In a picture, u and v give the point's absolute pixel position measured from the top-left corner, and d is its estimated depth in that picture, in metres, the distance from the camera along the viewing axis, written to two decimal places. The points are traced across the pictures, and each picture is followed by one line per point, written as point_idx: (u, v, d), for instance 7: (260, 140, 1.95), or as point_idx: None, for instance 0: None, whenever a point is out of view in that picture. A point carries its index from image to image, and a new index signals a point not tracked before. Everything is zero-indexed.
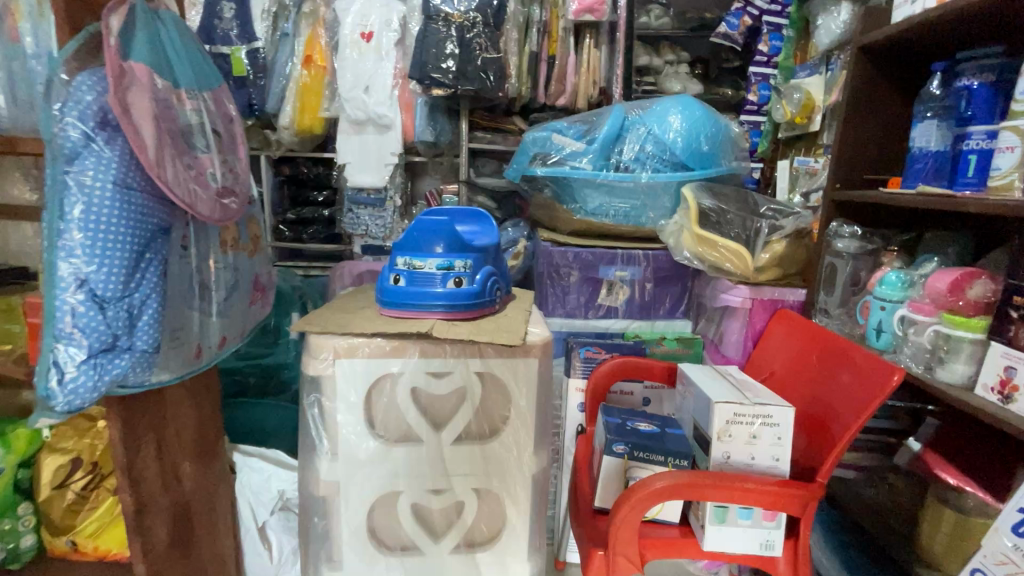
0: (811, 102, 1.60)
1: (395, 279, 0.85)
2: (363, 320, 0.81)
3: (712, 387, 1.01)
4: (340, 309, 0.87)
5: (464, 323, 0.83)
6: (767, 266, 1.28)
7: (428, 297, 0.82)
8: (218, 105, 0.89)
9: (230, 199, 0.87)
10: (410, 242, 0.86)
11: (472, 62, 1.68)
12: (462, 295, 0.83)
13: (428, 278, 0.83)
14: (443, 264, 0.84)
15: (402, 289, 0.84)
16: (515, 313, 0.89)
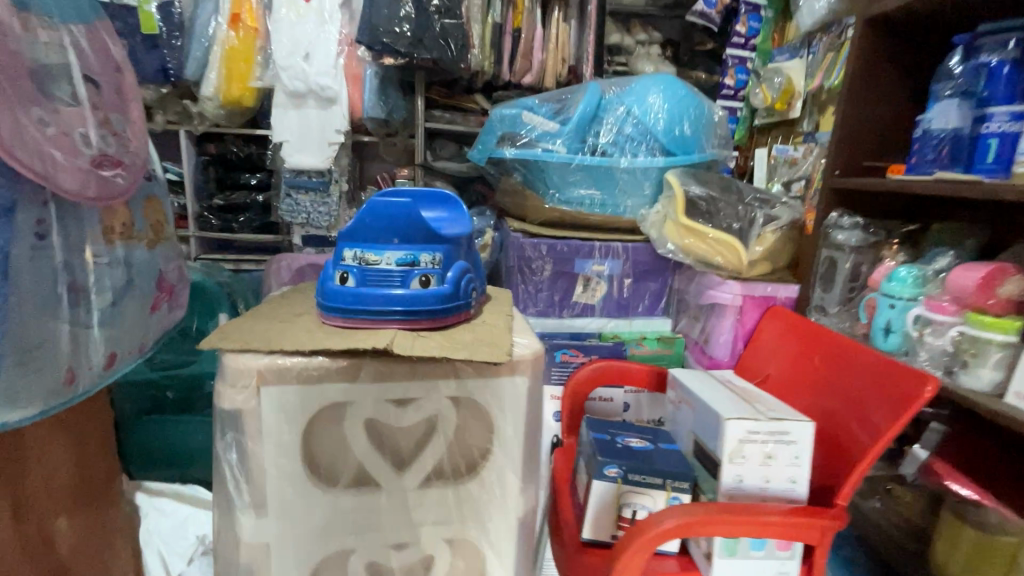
0: (791, 87, 1.52)
1: (341, 277, 0.66)
2: (299, 332, 0.62)
3: (716, 398, 0.89)
4: (270, 316, 0.68)
5: (433, 334, 0.66)
6: (757, 261, 1.18)
7: (386, 302, 0.65)
8: (97, 48, 0.67)
9: (115, 172, 0.66)
10: (360, 231, 0.68)
11: (431, 28, 1.48)
12: (429, 300, 0.65)
13: (384, 277, 0.65)
14: (403, 259, 0.66)
15: (350, 291, 0.65)
16: (494, 318, 0.73)
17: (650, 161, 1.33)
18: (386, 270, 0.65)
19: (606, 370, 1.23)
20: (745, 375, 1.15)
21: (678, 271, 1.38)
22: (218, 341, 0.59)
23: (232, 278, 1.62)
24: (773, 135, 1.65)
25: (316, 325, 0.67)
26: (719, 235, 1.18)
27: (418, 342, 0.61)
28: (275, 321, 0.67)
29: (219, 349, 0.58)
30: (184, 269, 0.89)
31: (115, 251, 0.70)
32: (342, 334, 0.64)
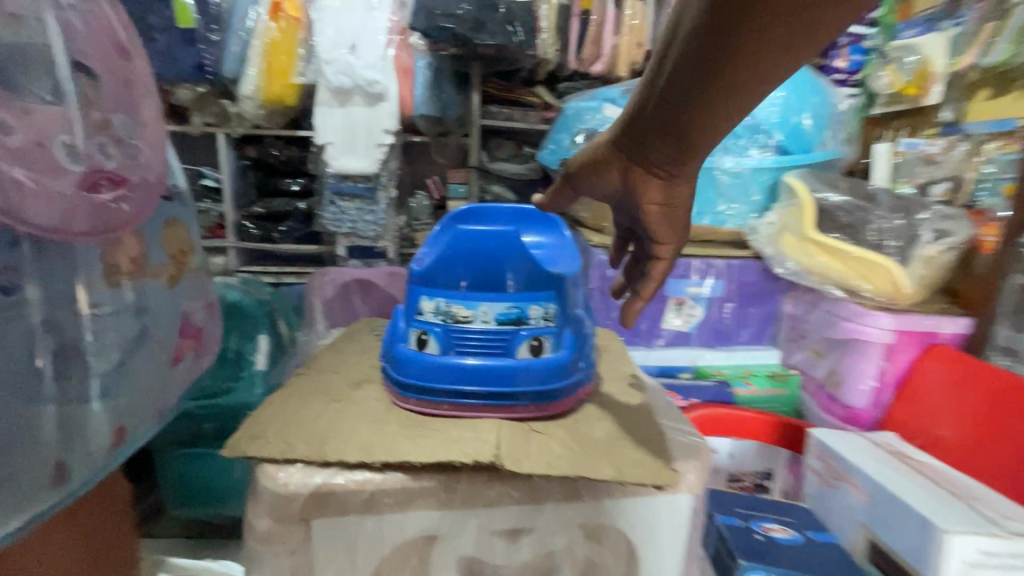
0: (927, 67, 1.20)
1: (416, 339, 0.48)
2: (366, 425, 0.44)
3: (907, 487, 0.69)
4: (321, 391, 0.50)
5: (549, 424, 0.46)
6: (917, 289, 0.95)
7: (484, 377, 0.46)
8: (96, 25, 0.50)
9: (117, 195, 0.50)
10: (442, 273, 0.52)
11: (495, 10, 1.28)
12: (544, 374, 0.46)
13: (479, 341, 0.47)
14: (505, 314, 0.48)
15: (430, 360, 0.46)
16: (623, 394, 0.53)
17: (761, 162, 1.10)
18: (482, 331, 0.47)
19: (712, 417, 1.02)
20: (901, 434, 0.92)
21: (794, 296, 1.14)
22: (253, 441, 0.41)
23: (273, 294, 1.47)
24: (896, 126, 1.33)
25: (385, 408, 0.48)
26: (866, 254, 0.94)
27: (535, 442, 0.42)
28: (330, 400, 0.48)
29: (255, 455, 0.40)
30: (214, 305, 0.72)
31: (125, 297, 0.53)
32: (422, 425, 0.45)
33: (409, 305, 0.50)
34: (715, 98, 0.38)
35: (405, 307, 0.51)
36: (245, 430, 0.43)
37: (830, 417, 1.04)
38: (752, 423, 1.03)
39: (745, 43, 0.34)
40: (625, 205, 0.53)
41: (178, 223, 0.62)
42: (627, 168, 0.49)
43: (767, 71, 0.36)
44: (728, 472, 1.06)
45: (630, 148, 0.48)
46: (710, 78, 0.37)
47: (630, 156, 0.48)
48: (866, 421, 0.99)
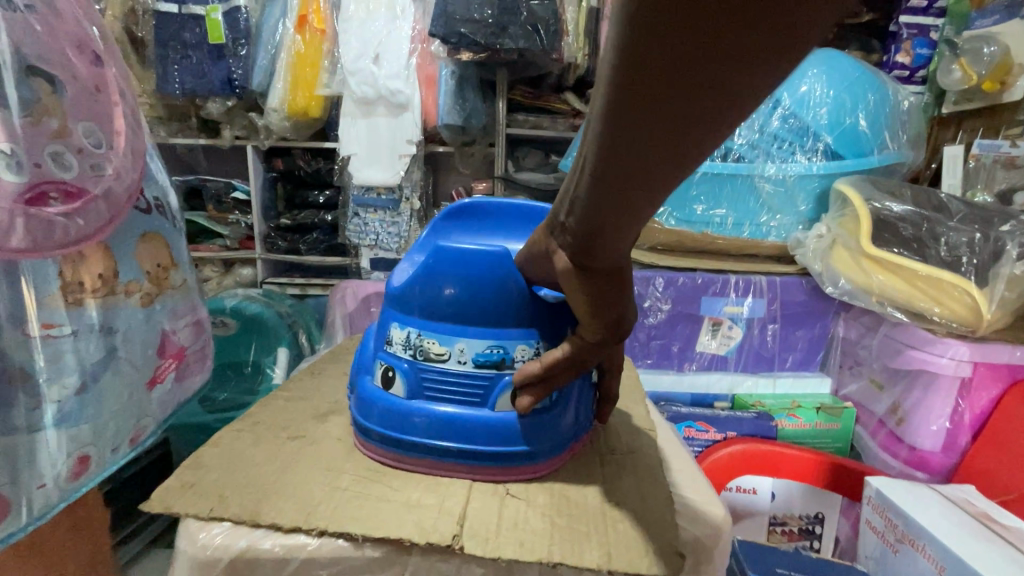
0: (1009, 60, 1.04)
1: (384, 377, 0.46)
2: (313, 476, 0.44)
3: (970, 545, 0.60)
4: (279, 427, 0.51)
5: (527, 493, 0.45)
6: (997, 312, 0.81)
7: (457, 427, 0.44)
8: (61, 28, 0.48)
9: (70, 209, 0.46)
10: (416, 302, 0.46)
11: (517, 13, 1.23)
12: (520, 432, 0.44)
13: (452, 386, 0.45)
14: (484, 355, 0.44)
15: (398, 405, 0.45)
16: (625, 447, 0.52)
17: (809, 168, 0.98)
18: (457, 374, 0.44)
19: (751, 452, 0.92)
20: (982, 486, 0.83)
21: (846, 317, 1.02)
22: (185, 489, 0.42)
23: (293, 308, 1.41)
24: (970, 125, 1.19)
25: (340, 456, 0.48)
26: (934, 274, 0.82)
27: (507, 515, 0.41)
28: (287, 436, 0.49)
29: (187, 505, 0.40)
30: (205, 322, 0.69)
31: (90, 318, 0.50)
32: (375, 483, 0.44)
33: (380, 334, 0.48)
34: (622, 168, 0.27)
35: (377, 335, 0.49)
36: (177, 476, 0.43)
37: (892, 459, 0.92)
38: (798, 461, 0.92)
39: (658, 104, 0.23)
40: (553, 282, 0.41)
41: (158, 237, 0.59)
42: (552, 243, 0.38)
43: (689, 144, 0.25)
44: (770, 515, 0.94)
45: (556, 218, 0.37)
46: (617, 147, 0.26)
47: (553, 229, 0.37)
48: (938, 466, 0.89)
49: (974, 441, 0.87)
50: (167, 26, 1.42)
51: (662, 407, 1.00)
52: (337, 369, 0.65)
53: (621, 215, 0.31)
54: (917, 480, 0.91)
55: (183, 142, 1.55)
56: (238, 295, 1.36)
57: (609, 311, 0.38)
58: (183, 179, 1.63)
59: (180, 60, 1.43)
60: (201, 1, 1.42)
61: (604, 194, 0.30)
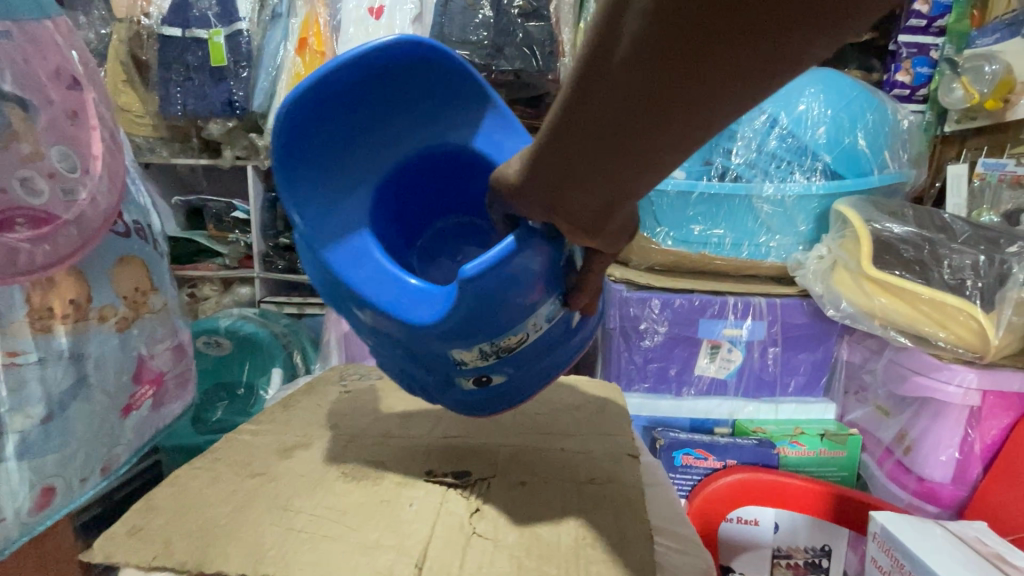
0: (1010, 78, 1.03)
1: (477, 381, 0.45)
2: (268, 518, 0.44)
3: None
4: (243, 463, 0.51)
5: (499, 532, 0.42)
6: (1006, 338, 0.78)
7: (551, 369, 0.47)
8: (40, 51, 0.48)
9: (35, 233, 0.45)
10: (471, 316, 0.40)
11: (513, 35, 1.24)
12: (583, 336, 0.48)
13: (536, 348, 0.44)
14: (552, 308, 0.43)
15: (502, 389, 0.46)
16: (604, 475, 0.49)
17: (808, 188, 0.96)
18: (541, 337, 0.44)
19: (751, 483, 0.88)
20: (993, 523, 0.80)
21: (850, 340, 0.99)
22: (130, 535, 0.41)
23: (289, 327, 1.38)
24: (974, 144, 1.16)
25: (302, 494, 0.47)
26: (939, 296, 0.79)
27: (471, 559, 0.40)
28: (249, 474, 0.50)
29: (131, 552, 0.40)
30: (187, 346, 0.67)
31: (59, 345, 0.48)
32: (332, 522, 0.43)
33: (438, 357, 0.44)
34: (672, 115, 0.25)
35: (430, 355, 0.45)
36: (125, 522, 0.43)
37: (901, 491, 0.89)
38: (802, 492, 0.87)
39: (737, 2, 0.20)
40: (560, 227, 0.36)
41: (136, 260, 0.58)
42: (544, 206, 0.33)
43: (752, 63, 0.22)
44: (774, 547, 0.91)
45: (546, 179, 0.31)
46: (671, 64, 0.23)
47: (544, 193, 0.32)
48: (948, 498, 0.86)
49: (986, 474, 0.84)
50: (172, 49, 1.44)
51: (660, 433, 0.98)
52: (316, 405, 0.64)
53: (652, 165, 0.28)
54: (925, 513, 0.88)
55: (185, 162, 1.56)
56: (234, 314, 1.34)
57: (626, 246, 0.36)
58: (184, 199, 1.65)
59: (183, 82, 1.45)
60: (204, 25, 1.44)
61: (640, 133, 0.26)
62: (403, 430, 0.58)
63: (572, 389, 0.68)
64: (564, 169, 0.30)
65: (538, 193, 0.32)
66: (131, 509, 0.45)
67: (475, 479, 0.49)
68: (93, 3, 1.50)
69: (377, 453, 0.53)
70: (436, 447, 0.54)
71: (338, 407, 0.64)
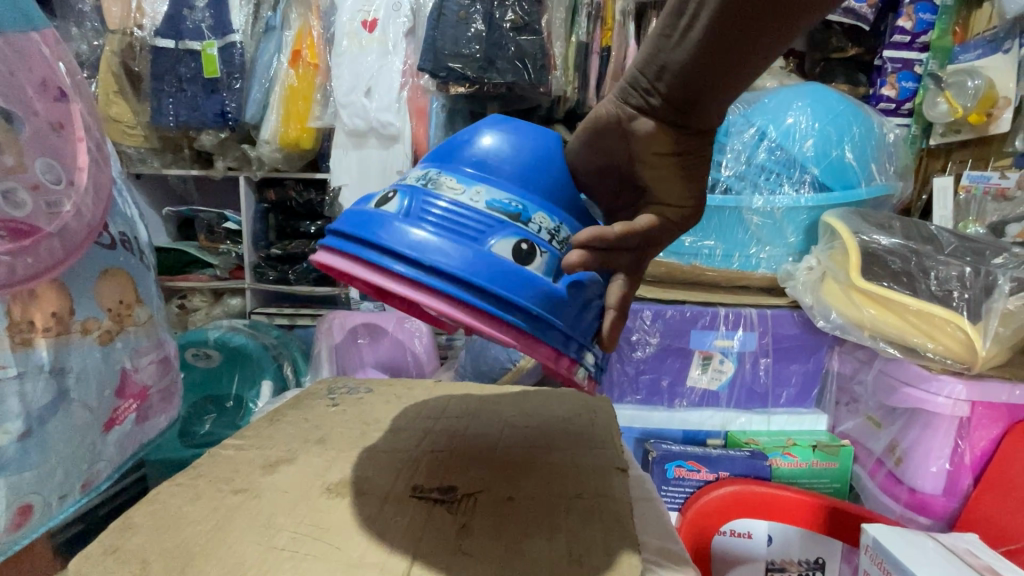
0: (993, 92, 1.04)
1: (383, 199, 0.42)
2: (249, 535, 0.43)
3: None
4: (225, 479, 0.50)
5: (483, 549, 0.42)
6: (993, 348, 0.79)
7: (463, 259, 0.37)
8: (26, 64, 0.48)
9: (14, 245, 0.45)
10: (451, 148, 0.45)
11: (504, 48, 1.25)
12: (502, 268, 0.38)
13: (453, 216, 0.40)
14: (502, 204, 0.41)
15: (382, 213, 0.40)
16: (592, 490, 0.49)
17: (797, 200, 0.96)
18: (465, 209, 0.40)
19: (743, 494, 0.87)
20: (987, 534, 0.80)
21: (840, 352, 1.00)
22: (106, 555, 0.40)
23: (279, 339, 1.36)
24: (958, 157, 1.18)
25: (285, 511, 0.46)
26: (926, 307, 0.80)
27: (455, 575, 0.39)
28: (231, 490, 0.49)
29: (105, 572, 0.39)
30: (172, 358, 0.66)
31: (39, 358, 0.48)
32: (315, 540, 0.42)
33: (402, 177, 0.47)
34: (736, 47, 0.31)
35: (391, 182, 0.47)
36: (100, 542, 0.42)
37: (893, 502, 0.89)
38: (793, 503, 0.86)
39: None
40: (621, 160, 0.43)
41: (121, 273, 0.57)
42: (628, 113, 0.39)
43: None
44: (767, 560, 0.90)
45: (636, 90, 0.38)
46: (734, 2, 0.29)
47: (634, 102, 0.39)
48: (941, 510, 0.85)
49: (977, 484, 0.84)
50: (164, 61, 1.44)
51: (652, 445, 0.97)
52: (302, 421, 0.63)
53: (722, 80, 0.34)
54: (918, 525, 0.87)
55: (176, 173, 1.58)
56: (223, 325, 1.32)
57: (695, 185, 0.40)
58: (176, 210, 1.63)
59: (175, 93, 1.45)
60: (197, 37, 1.44)
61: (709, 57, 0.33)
62: (391, 443, 0.57)
63: (559, 401, 0.68)
64: (649, 81, 0.37)
65: (627, 105, 0.39)
66: (107, 529, 0.43)
67: (460, 495, 0.48)
68: (85, 15, 1.50)
69: (363, 467, 0.53)
70: (422, 462, 0.54)
71: (326, 421, 0.63)
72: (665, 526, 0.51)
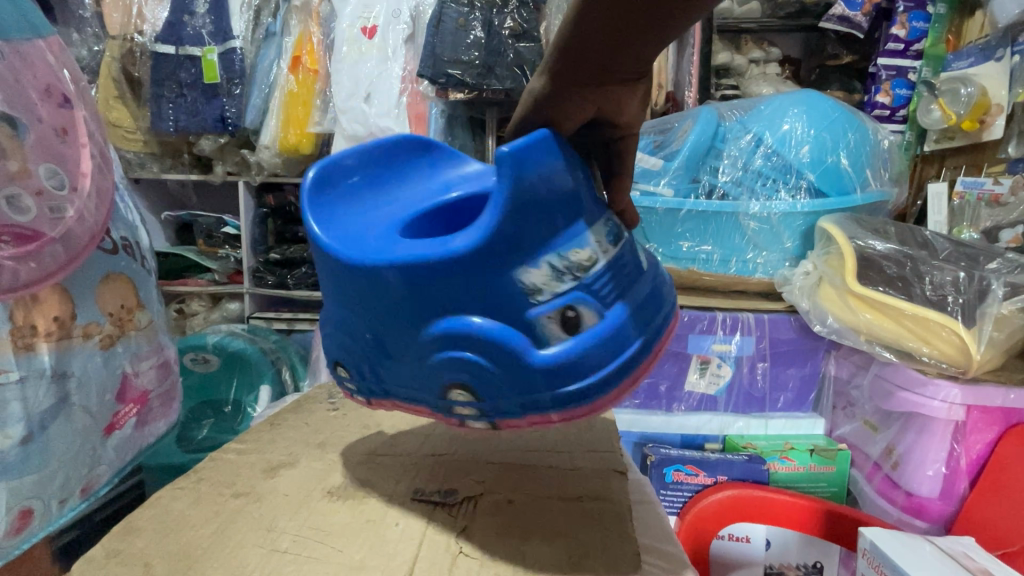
0: (987, 99, 1.06)
1: (563, 326, 0.35)
2: (251, 539, 0.43)
3: None
4: (226, 483, 0.50)
5: (484, 551, 0.42)
6: (987, 353, 0.79)
7: (655, 291, 0.38)
8: (29, 69, 0.48)
9: (12, 250, 0.45)
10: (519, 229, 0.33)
11: (504, 55, 1.27)
12: (663, 284, 0.39)
13: (620, 279, 0.36)
14: (614, 235, 0.37)
15: (592, 340, 0.34)
16: (592, 492, 0.49)
17: (793, 206, 0.97)
18: (615, 262, 0.36)
19: (742, 499, 0.87)
20: None
21: (837, 355, 1.01)
22: (109, 559, 0.40)
23: (275, 343, 1.36)
24: (952, 163, 1.19)
25: (286, 514, 0.46)
26: (922, 312, 0.81)
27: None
28: (232, 494, 0.49)
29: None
30: (173, 362, 0.66)
31: (41, 362, 0.48)
32: (315, 543, 0.43)
33: (506, 297, 0.34)
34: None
35: (491, 309, 0.35)
36: (102, 546, 0.42)
37: (890, 506, 0.90)
38: (792, 508, 0.87)
39: None
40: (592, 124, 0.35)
41: (122, 278, 0.57)
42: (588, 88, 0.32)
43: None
44: (766, 563, 0.91)
45: (586, 65, 0.30)
46: None
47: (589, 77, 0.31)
48: (937, 513, 0.86)
49: (972, 488, 0.85)
50: (164, 66, 1.45)
51: (651, 450, 0.97)
52: (301, 425, 0.63)
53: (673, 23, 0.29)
54: (914, 529, 0.88)
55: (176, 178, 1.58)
56: (222, 330, 1.33)
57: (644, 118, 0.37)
58: (174, 215, 1.64)
59: (175, 99, 1.45)
60: (197, 43, 1.45)
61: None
62: (390, 448, 0.58)
63: None
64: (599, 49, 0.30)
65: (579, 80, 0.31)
66: (110, 532, 0.44)
67: (461, 498, 0.48)
68: (86, 20, 1.51)
69: (364, 470, 0.53)
70: (423, 465, 0.54)
71: (326, 425, 0.63)
72: (663, 527, 0.52)
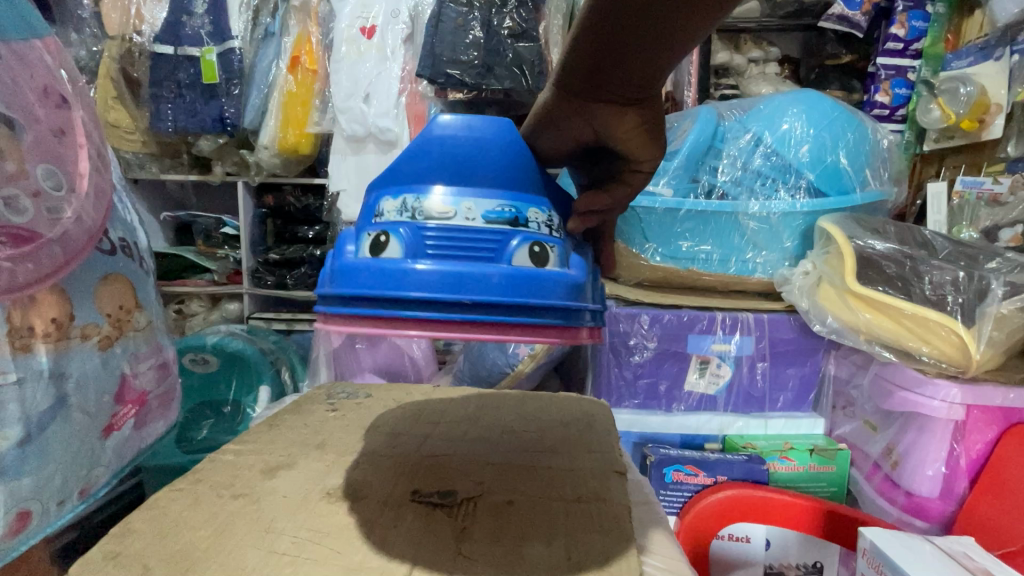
0: (987, 98, 1.06)
1: (375, 244, 0.42)
2: (249, 540, 0.43)
3: None
4: (225, 484, 0.50)
5: (481, 551, 0.42)
6: (987, 352, 0.79)
7: (475, 276, 0.38)
8: (27, 70, 0.48)
9: (9, 250, 0.45)
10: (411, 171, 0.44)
11: (503, 55, 1.27)
12: (521, 280, 0.39)
13: (458, 241, 0.41)
14: (494, 213, 0.42)
15: (390, 261, 0.40)
16: (590, 493, 0.49)
17: (793, 205, 0.97)
18: (467, 229, 0.41)
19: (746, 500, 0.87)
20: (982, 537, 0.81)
21: (837, 355, 1.01)
22: (107, 560, 0.40)
23: (274, 344, 1.36)
24: (952, 162, 1.19)
25: (285, 515, 0.46)
26: (922, 312, 0.81)
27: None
28: (231, 496, 0.49)
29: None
30: (172, 364, 0.66)
31: (39, 364, 0.48)
32: (313, 544, 0.43)
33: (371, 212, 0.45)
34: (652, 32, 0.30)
35: (363, 219, 0.46)
36: (101, 547, 0.42)
37: (890, 506, 0.89)
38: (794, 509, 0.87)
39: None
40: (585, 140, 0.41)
41: (120, 279, 0.57)
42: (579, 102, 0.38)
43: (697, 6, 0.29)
44: (765, 563, 0.91)
45: (580, 80, 0.36)
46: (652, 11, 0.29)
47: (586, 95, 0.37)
48: (937, 513, 0.86)
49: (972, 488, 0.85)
50: (163, 66, 1.44)
51: (650, 450, 0.97)
52: (300, 426, 0.63)
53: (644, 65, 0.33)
54: (914, 528, 0.88)
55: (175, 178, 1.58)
56: (221, 330, 1.33)
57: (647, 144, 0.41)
58: (173, 215, 1.64)
59: (174, 99, 1.45)
60: (196, 43, 1.44)
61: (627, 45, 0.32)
62: (389, 448, 0.57)
63: (557, 406, 0.68)
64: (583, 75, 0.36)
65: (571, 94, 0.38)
66: (108, 534, 0.43)
67: (460, 500, 0.48)
68: (85, 20, 1.51)
69: (363, 471, 0.53)
70: (422, 466, 0.54)
71: (325, 426, 0.63)
72: (662, 528, 0.52)
